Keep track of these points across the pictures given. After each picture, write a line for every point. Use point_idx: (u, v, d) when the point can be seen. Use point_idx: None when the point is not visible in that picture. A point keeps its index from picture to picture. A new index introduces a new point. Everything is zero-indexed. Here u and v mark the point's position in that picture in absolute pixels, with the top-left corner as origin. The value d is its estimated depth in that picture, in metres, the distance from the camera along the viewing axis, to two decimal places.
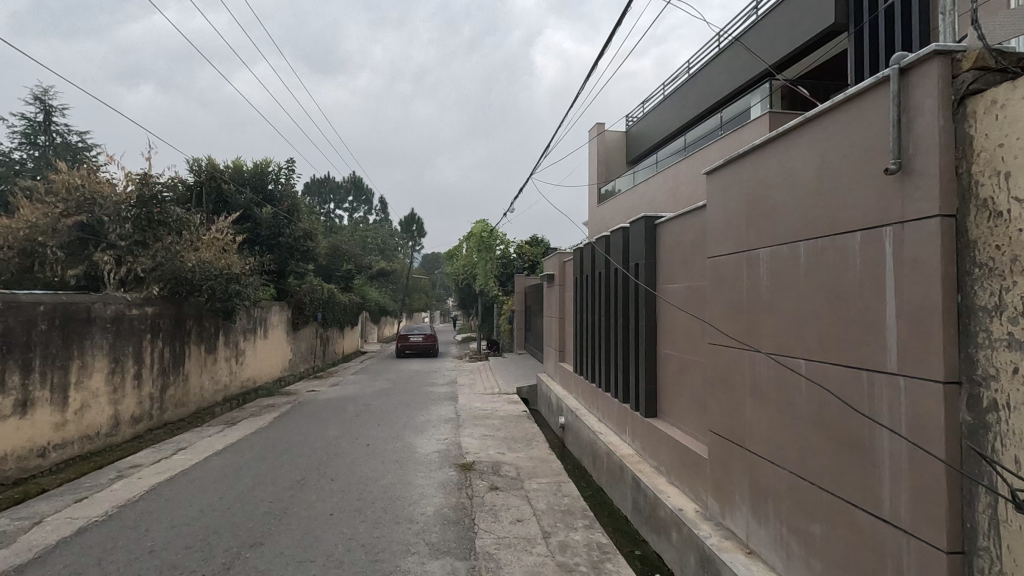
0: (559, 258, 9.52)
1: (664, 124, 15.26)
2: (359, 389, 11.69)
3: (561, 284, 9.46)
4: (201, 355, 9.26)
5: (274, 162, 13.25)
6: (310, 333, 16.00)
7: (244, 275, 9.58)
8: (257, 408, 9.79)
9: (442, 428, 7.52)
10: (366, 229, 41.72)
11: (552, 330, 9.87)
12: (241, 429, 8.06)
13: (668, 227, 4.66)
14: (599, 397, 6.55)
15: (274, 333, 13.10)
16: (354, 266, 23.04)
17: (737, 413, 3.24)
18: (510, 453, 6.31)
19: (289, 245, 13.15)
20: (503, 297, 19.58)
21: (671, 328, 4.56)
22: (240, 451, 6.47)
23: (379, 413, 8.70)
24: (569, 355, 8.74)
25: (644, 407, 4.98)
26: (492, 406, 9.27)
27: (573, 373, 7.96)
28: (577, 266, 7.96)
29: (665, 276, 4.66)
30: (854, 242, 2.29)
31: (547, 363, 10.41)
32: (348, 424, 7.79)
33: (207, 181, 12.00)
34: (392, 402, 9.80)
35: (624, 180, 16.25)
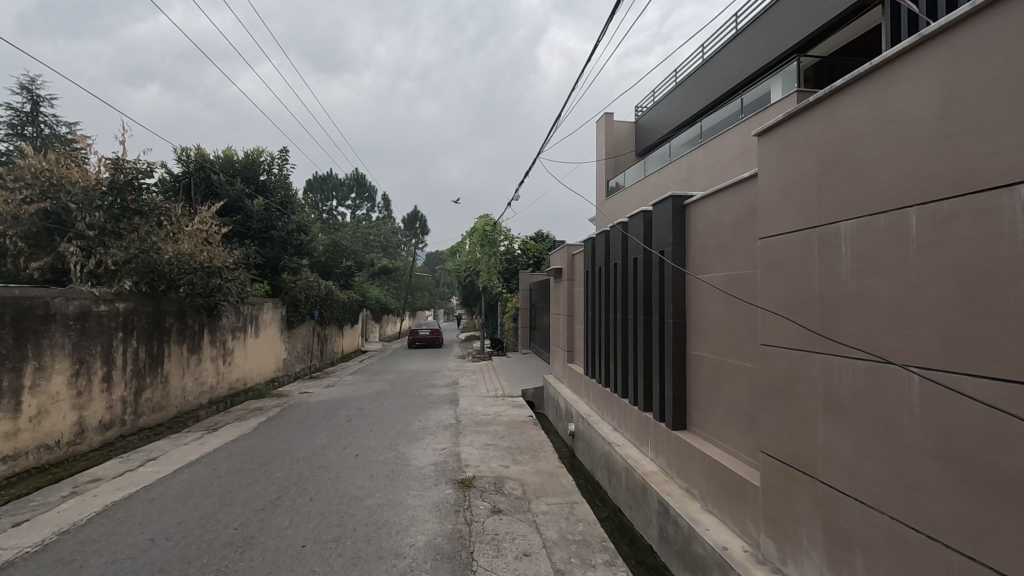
0: (567, 251, 8.82)
1: (675, 113, 14.53)
2: (354, 391, 11.01)
3: (570, 279, 8.76)
4: (183, 355, 8.63)
5: (267, 152, 12.60)
6: (305, 332, 15.34)
7: (229, 269, 8.97)
8: (243, 411, 9.15)
9: (440, 436, 6.84)
10: (368, 226, 41.04)
11: (560, 328, 9.18)
12: (222, 434, 7.42)
13: (700, 208, 3.98)
14: (614, 404, 5.86)
15: (266, 332, 12.46)
16: (354, 263, 22.35)
17: (802, 433, 2.56)
18: (515, 465, 5.63)
19: (282, 239, 12.50)
20: (507, 295, 18.89)
21: (705, 326, 3.88)
22: (214, 462, 5.82)
23: (373, 418, 8.03)
24: (579, 356, 8.04)
25: (670, 417, 4.30)
26: (495, 410, 8.59)
27: (585, 376, 7.25)
28: (588, 259, 7.28)
29: (698, 265, 3.98)
30: (1010, 201, 1.61)
31: (554, 364, 9.71)
32: (338, 431, 7.12)
33: (196, 171, 11.27)
34: (388, 405, 9.14)
35: (634, 172, 15.55)
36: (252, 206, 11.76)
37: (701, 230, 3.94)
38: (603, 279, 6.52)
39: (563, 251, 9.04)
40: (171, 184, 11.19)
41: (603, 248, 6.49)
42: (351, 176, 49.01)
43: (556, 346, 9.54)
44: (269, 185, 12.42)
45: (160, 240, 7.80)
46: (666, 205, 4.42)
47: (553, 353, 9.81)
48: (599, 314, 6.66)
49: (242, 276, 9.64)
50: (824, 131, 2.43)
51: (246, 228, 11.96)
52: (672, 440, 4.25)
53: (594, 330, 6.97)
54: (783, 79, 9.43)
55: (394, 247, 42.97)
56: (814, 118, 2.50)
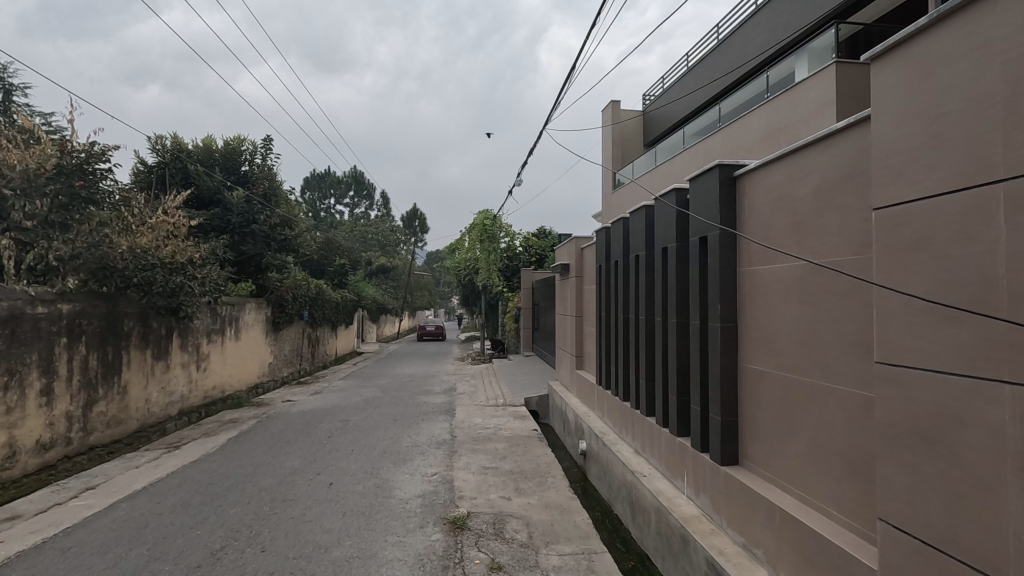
0: (575, 244, 7.91)
1: (687, 99, 13.64)
2: (341, 399, 10.08)
3: (579, 275, 7.81)
4: (146, 362, 7.72)
5: (249, 140, 11.67)
6: (294, 334, 14.41)
7: (196, 265, 8.04)
8: (216, 423, 8.26)
9: (432, 457, 5.92)
10: (365, 225, 40.11)
11: (567, 330, 8.27)
12: (184, 453, 6.52)
13: (758, 178, 3.07)
14: (635, 423, 4.94)
15: (248, 334, 11.58)
16: (349, 261, 21.40)
17: (966, 505, 1.65)
18: (518, 497, 4.70)
19: (265, 234, 11.57)
20: (508, 293, 18.00)
21: (768, 332, 2.96)
22: (161, 492, 4.90)
23: (357, 433, 7.11)
24: (590, 362, 7.12)
25: (713, 446, 3.40)
26: (495, 423, 7.65)
27: (598, 386, 6.31)
28: (601, 252, 6.35)
29: (759, 252, 3.05)
30: None
31: (561, 370, 8.77)
32: (315, 450, 6.21)
33: (172, 162, 10.58)
34: (376, 416, 8.23)
35: (644, 162, 14.65)
36: (231, 198, 10.83)
37: (762, 206, 3.03)
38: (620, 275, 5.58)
39: (571, 244, 8.09)
40: (145, 175, 10.54)
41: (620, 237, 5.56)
42: (349, 173, 48.08)
43: (563, 350, 8.60)
44: (251, 176, 11.54)
45: (114, 232, 6.91)
46: (709, 177, 3.50)
47: (560, 357, 8.86)
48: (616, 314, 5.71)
49: (215, 274, 8.72)
50: (1015, 31, 1.54)
51: (228, 223, 11.05)
52: (717, 477, 3.34)
53: (610, 333, 6.02)
54: (814, 53, 8.49)
55: (393, 245, 42.03)
56: (998, 11, 1.59)
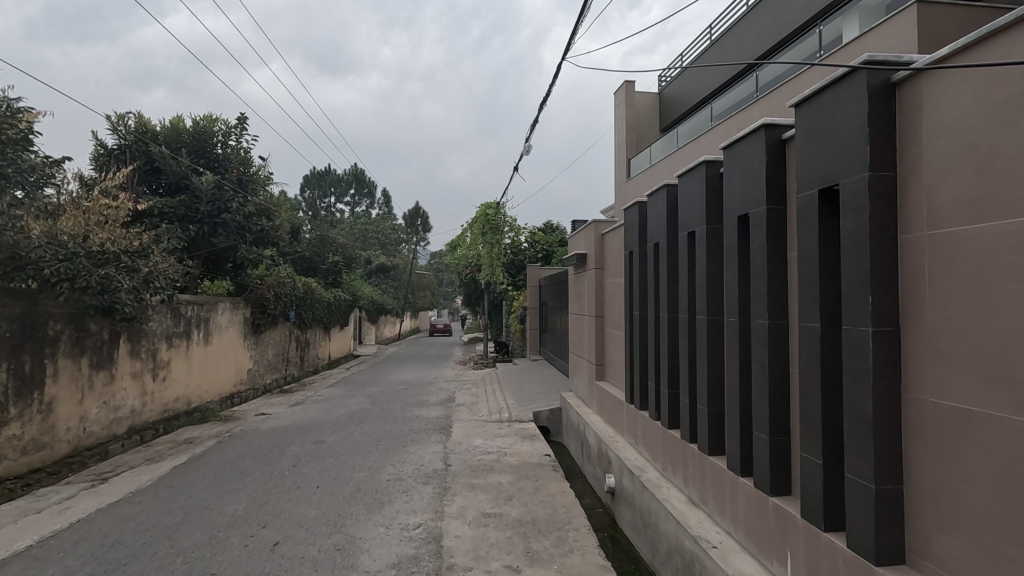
0: (595, 228, 6.59)
1: (712, 76, 12.31)
2: (322, 413, 8.75)
3: (599, 267, 6.48)
4: (81, 373, 6.45)
5: (221, 119, 10.37)
6: (278, 338, 13.08)
7: (138, 258, 6.66)
8: (170, 444, 6.97)
9: (418, 498, 4.60)
10: (366, 223, 38.82)
11: (584, 333, 6.97)
12: (112, 487, 5.22)
13: (951, 83, 2.07)
14: (693, 463, 3.73)
15: (222, 338, 10.32)
16: (342, 258, 20.09)
17: None
18: (531, 568, 3.38)
19: (239, 225, 10.25)
20: (513, 292, 16.71)
21: (979, 342, 1.95)
22: (45, 557, 3.60)
23: (329, 461, 5.78)
24: (616, 373, 5.82)
25: (859, 510, 2.33)
26: (500, 447, 6.32)
27: (629, 405, 5.01)
28: (632, 234, 5.04)
29: (956, 207, 2.04)
30: None
31: (576, 380, 7.45)
32: (270, 486, 4.91)
33: (135, 145, 9.48)
34: (358, 436, 6.92)
35: (662, 146, 13.31)
36: (197, 182, 9.43)
37: (964, 123, 2.02)
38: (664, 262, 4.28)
39: (590, 230, 6.76)
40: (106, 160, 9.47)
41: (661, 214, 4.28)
42: (350, 170, 46.78)
43: (579, 357, 7.27)
44: (223, 160, 10.26)
45: (26, 215, 5.61)
46: (845, 92, 2.48)
47: (575, 364, 7.54)
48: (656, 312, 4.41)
49: (169, 268, 7.41)
50: None
51: (196, 212, 9.64)
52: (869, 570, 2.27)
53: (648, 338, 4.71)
54: (872, 8, 7.19)
55: (394, 243, 40.64)
56: None
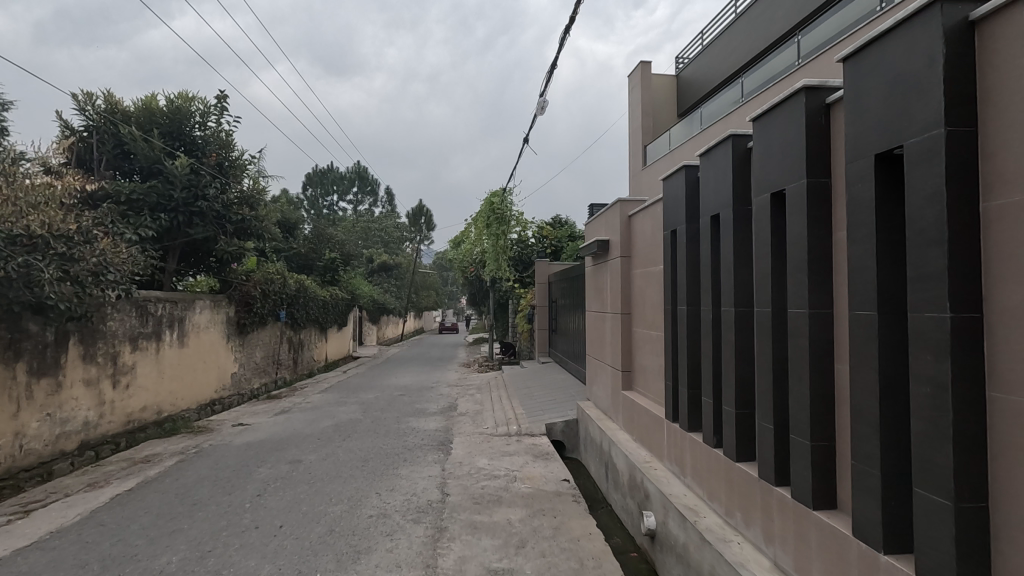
0: (621, 207, 5.55)
1: (740, 51, 11.23)
2: (306, 424, 7.74)
3: (626, 254, 5.46)
4: (15, 382, 5.48)
5: (198, 97, 9.42)
6: (267, 339, 12.12)
7: (81, 247, 5.66)
8: (124, 463, 5.98)
9: (404, 546, 3.59)
10: (368, 221, 37.89)
11: (607, 332, 5.93)
12: (31, 523, 4.23)
13: None
14: (793, 518, 2.76)
15: (202, 338, 9.38)
16: (340, 256, 19.18)
17: None
18: None
19: (217, 214, 9.27)
20: (520, 290, 15.73)
21: None
22: None
23: (302, 488, 4.79)
24: (650, 382, 4.78)
25: None
26: (507, 469, 5.31)
27: (671, 423, 3.98)
28: (675, 206, 4.00)
29: None
30: None
31: (596, 389, 6.42)
32: (220, 527, 3.91)
33: (104, 127, 8.54)
34: (342, 454, 5.91)
35: (682, 130, 12.25)
36: (170, 166, 8.43)
37: None
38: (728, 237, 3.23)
39: (614, 211, 5.74)
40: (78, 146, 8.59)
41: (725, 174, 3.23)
42: (352, 168, 45.85)
43: (599, 361, 6.25)
44: (200, 143, 9.30)
45: None
46: None
47: (594, 370, 6.51)
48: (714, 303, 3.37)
49: (125, 259, 6.44)
50: None
51: (169, 199, 8.65)
52: None
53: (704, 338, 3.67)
54: None
55: (398, 242, 39.72)
56: None
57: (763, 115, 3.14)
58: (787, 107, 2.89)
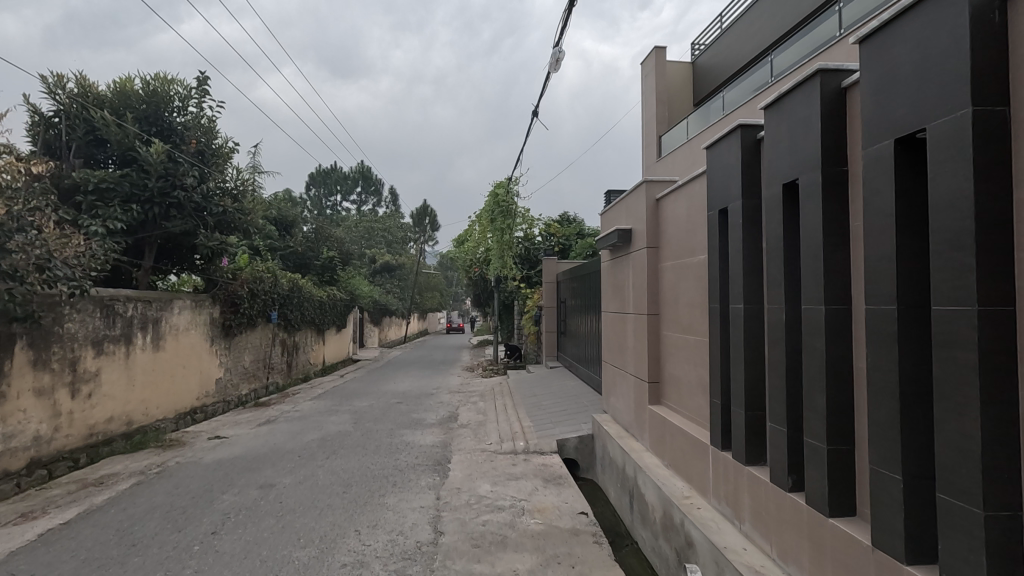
0: (646, 189, 4.74)
1: (765, 31, 10.37)
2: (288, 438, 6.94)
3: (653, 244, 4.65)
4: None
5: (178, 80, 8.71)
6: (256, 342, 11.37)
7: (16, 241, 4.86)
8: (73, 485, 5.20)
9: None
10: (371, 221, 37.15)
11: (629, 336, 5.12)
12: None
13: None
14: None
15: (181, 341, 8.62)
16: (339, 254, 18.40)
17: None
18: None
19: (197, 206, 8.53)
20: (526, 290, 14.94)
21: None
22: None
23: (269, 523, 4.00)
24: (688, 397, 3.97)
25: None
26: (513, 498, 4.50)
27: (721, 453, 3.14)
28: (724, 176, 3.14)
29: None
30: None
31: (615, 401, 5.61)
32: None
33: (75, 111, 7.78)
34: (322, 477, 5.11)
35: (700, 118, 11.42)
36: (145, 152, 7.68)
37: None
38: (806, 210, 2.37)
39: (639, 195, 4.91)
40: (46, 133, 7.83)
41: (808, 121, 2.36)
42: (356, 168, 45.13)
43: (620, 368, 5.43)
44: (179, 128, 8.57)
45: None
46: None
47: (613, 378, 5.70)
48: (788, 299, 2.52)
49: (77, 248, 5.76)
50: None
51: (144, 189, 7.90)
52: None
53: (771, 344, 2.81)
54: None
55: (401, 242, 38.98)
56: None
57: (883, 28, 2.08)
58: (936, 2, 1.83)
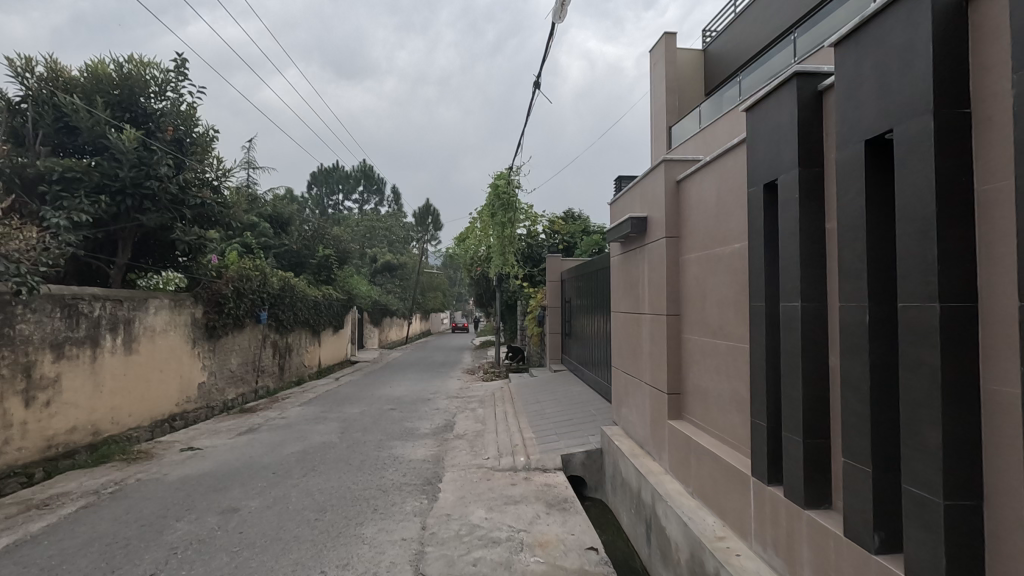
0: (665, 171, 4.11)
1: (784, 13, 9.72)
2: (268, 450, 6.33)
3: (672, 235, 4.02)
4: None
5: (156, 65, 8.15)
6: (244, 343, 10.78)
7: None
8: (15, 507, 4.59)
9: None
10: (373, 221, 36.61)
11: (644, 340, 4.49)
12: None
13: None
14: None
15: (158, 343, 8.03)
16: (335, 253, 17.79)
17: None
18: None
19: (173, 198, 7.95)
20: (529, 289, 14.32)
21: None
22: None
23: (221, 561, 3.38)
24: (717, 414, 3.33)
25: None
26: (511, 529, 3.86)
27: (768, 488, 2.50)
28: (773, 139, 2.49)
29: None
30: None
31: (627, 412, 4.98)
32: None
33: (41, 96, 7.21)
34: (295, 499, 4.49)
35: (712, 106, 10.76)
36: (115, 139, 7.09)
37: None
38: (903, 172, 1.71)
39: (656, 178, 4.28)
40: (12, 119, 7.24)
41: (909, 45, 1.69)
42: (358, 167, 44.59)
43: (633, 376, 4.80)
44: (155, 115, 7.98)
45: None
46: None
47: (625, 386, 5.07)
48: (873, 294, 1.87)
49: (18, 241, 5.09)
50: None
51: (115, 179, 7.32)
52: None
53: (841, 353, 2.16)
54: None
55: (404, 241, 38.40)
56: None
57: None
58: None
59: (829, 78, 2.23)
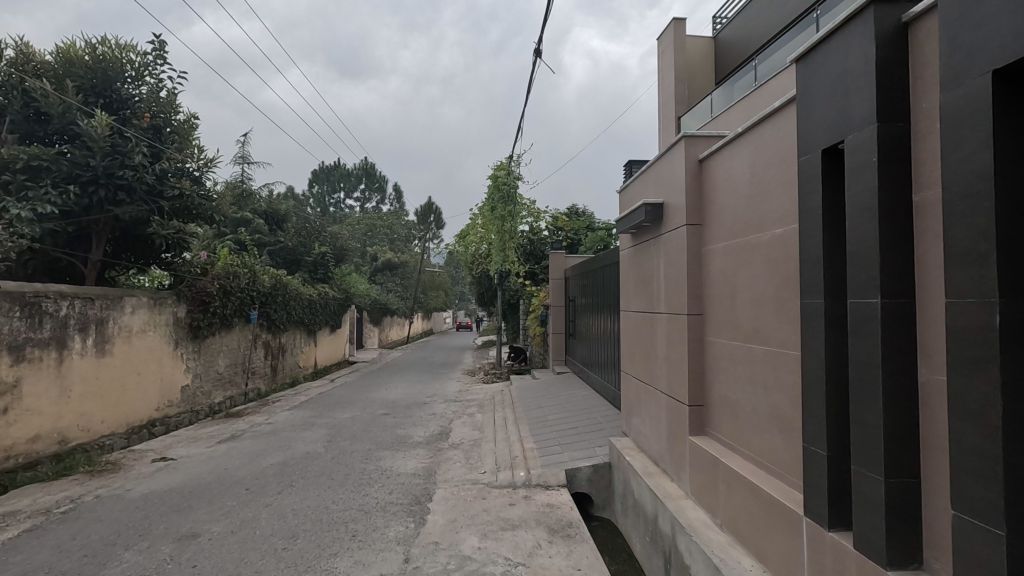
0: (684, 149, 3.56)
1: None
2: (246, 461, 5.81)
3: (694, 223, 3.48)
4: None
5: (134, 48, 7.66)
6: (233, 344, 10.28)
7: None
8: None
9: None
10: (374, 219, 36.08)
11: (660, 344, 3.95)
12: None
13: None
14: None
15: (135, 344, 7.54)
16: (332, 250, 17.26)
17: None
18: None
19: (149, 189, 7.47)
20: (531, 287, 13.79)
21: None
22: None
23: None
24: (751, 433, 2.80)
25: None
26: (507, 562, 3.33)
27: (830, 535, 1.97)
28: (838, 92, 1.94)
29: None
30: None
31: (639, 424, 4.44)
32: None
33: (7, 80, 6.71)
34: (265, 522, 3.98)
35: (723, 94, 10.16)
36: (86, 124, 6.58)
37: None
38: None
39: (674, 158, 3.74)
40: None
41: None
42: (359, 164, 44.05)
43: (647, 384, 4.26)
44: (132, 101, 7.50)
45: None
46: None
47: (636, 395, 4.54)
48: (1005, 287, 1.33)
49: None
50: None
51: (86, 168, 6.84)
52: None
53: (941, 366, 1.62)
54: None
55: (406, 240, 37.87)
56: None
57: None
58: None
59: (920, 4, 1.68)
